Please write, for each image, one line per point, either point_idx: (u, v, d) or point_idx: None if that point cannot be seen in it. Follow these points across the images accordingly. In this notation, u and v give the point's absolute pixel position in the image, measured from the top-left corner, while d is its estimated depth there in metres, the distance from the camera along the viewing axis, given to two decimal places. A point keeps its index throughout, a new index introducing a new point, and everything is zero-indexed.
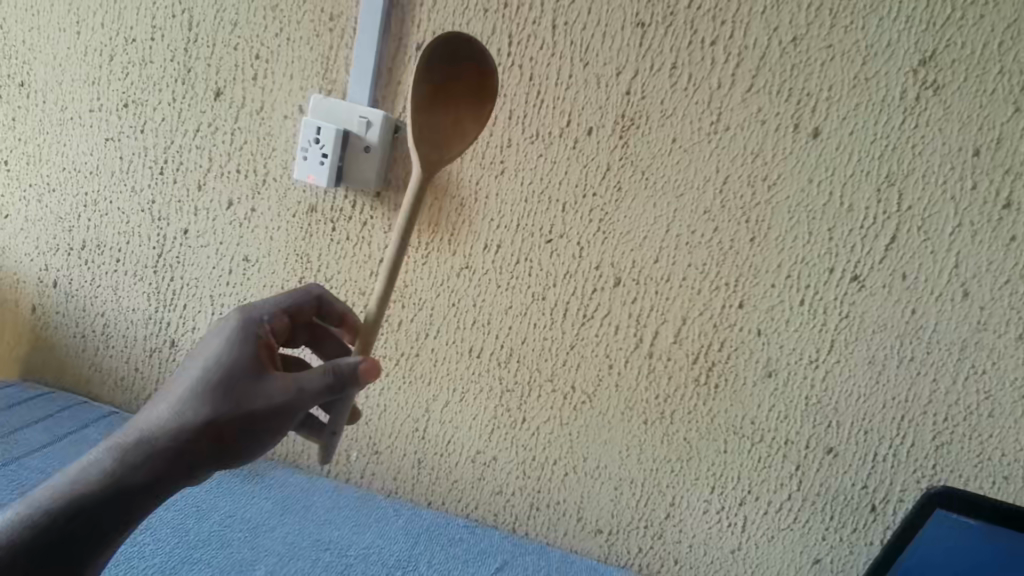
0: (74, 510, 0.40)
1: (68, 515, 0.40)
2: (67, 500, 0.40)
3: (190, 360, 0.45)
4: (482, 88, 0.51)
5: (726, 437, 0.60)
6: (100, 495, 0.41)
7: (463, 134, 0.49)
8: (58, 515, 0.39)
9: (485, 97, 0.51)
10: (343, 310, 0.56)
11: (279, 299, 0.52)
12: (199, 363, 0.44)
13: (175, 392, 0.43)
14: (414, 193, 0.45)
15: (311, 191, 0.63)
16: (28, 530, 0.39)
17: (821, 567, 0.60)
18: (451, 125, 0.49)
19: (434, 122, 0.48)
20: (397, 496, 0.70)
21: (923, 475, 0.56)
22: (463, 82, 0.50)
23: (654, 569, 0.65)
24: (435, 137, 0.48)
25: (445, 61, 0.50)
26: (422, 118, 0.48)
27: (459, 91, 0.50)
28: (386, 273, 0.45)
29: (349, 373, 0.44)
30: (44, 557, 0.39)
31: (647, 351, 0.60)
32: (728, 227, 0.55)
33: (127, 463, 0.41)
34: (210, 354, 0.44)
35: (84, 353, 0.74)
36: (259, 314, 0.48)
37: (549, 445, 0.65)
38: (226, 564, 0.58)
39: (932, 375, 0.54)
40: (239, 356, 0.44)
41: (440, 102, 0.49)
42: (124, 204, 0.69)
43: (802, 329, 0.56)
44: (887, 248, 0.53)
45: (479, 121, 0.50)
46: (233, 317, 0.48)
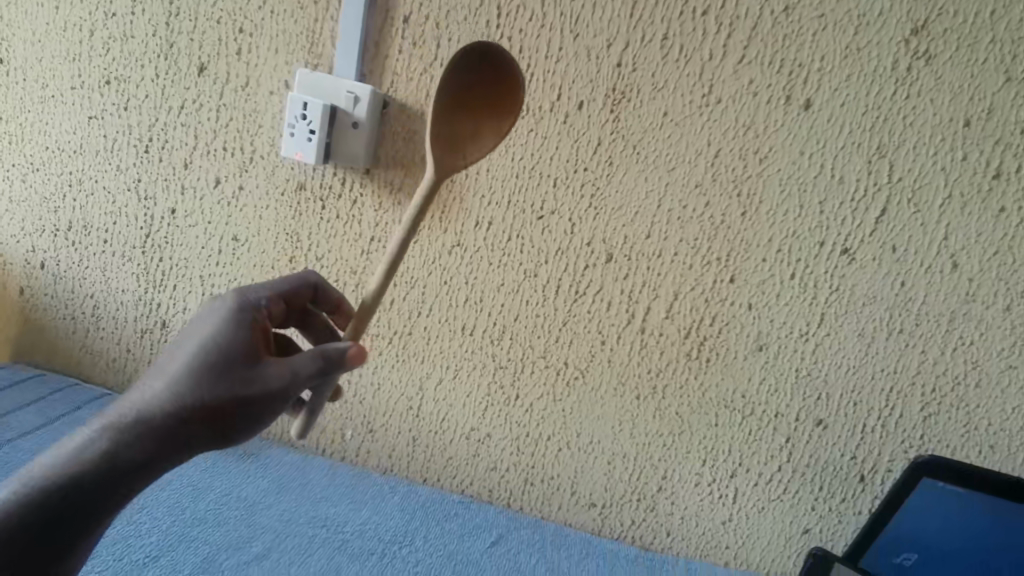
0: (68, 486, 0.40)
1: (61, 492, 0.40)
2: (62, 475, 0.40)
3: (185, 339, 0.45)
4: (508, 100, 0.49)
5: (718, 411, 0.60)
6: (93, 473, 0.40)
7: (481, 142, 0.48)
8: (53, 490, 0.40)
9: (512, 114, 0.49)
10: (337, 298, 0.56)
11: (274, 283, 0.51)
12: (195, 342, 0.44)
13: (171, 370, 0.43)
14: (422, 197, 0.45)
15: (300, 168, 0.62)
16: (23, 506, 0.39)
17: (810, 536, 0.62)
18: (470, 131, 0.48)
19: (459, 131, 0.48)
20: (393, 474, 0.71)
21: (911, 445, 0.57)
22: (488, 91, 0.49)
23: (647, 542, 0.66)
24: (455, 147, 0.47)
25: (468, 70, 0.49)
26: (443, 127, 0.47)
27: (483, 102, 0.49)
28: (387, 265, 0.45)
29: (337, 358, 0.44)
30: (41, 531, 0.39)
31: (640, 326, 0.60)
32: (720, 201, 0.55)
33: (122, 440, 0.41)
34: (208, 333, 0.44)
35: (75, 335, 0.73)
36: (256, 295, 0.48)
37: (543, 421, 0.65)
38: (223, 542, 0.58)
39: (921, 346, 0.54)
40: (236, 336, 0.44)
41: (463, 109, 0.48)
42: (110, 183, 0.68)
43: (792, 302, 0.56)
44: (877, 220, 0.53)
45: (499, 133, 0.48)
46: (230, 296, 0.47)
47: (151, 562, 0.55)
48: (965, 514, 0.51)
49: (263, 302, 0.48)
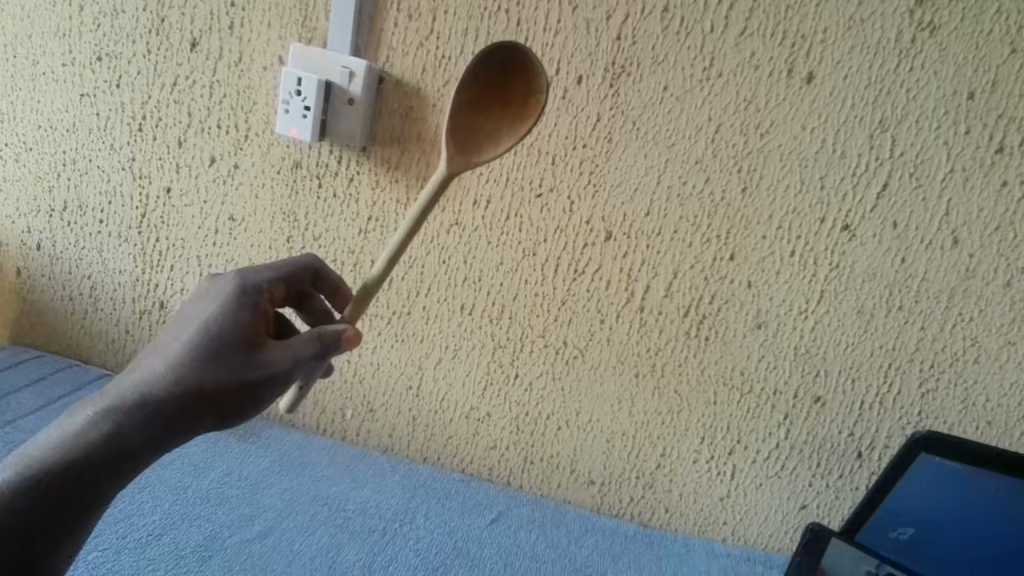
0: (70, 467, 0.39)
1: (63, 473, 0.38)
2: (64, 455, 0.39)
3: (186, 320, 0.44)
4: (531, 99, 0.47)
5: (716, 389, 0.61)
6: (96, 453, 0.39)
7: (497, 141, 0.46)
8: (54, 471, 0.38)
9: (535, 111, 0.46)
10: (338, 282, 0.55)
11: (275, 265, 0.50)
12: (196, 323, 0.43)
13: (172, 351, 0.43)
14: (429, 196, 0.44)
15: (295, 146, 0.62)
16: (23, 488, 0.37)
17: (807, 512, 0.62)
18: (486, 130, 0.46)
19: (479, 129, 0.46)
20: (393, 453, 0.72)
21: (908, 421, 0.57)
22: (509, 89, 0.47)
23: (645, 518, 0.67)
24: (472, 144, 0.46)
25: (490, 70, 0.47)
26: (461, 125, 0.46)
27: (505, 102, 0.47)
28: (389, 255, 0.45)
29: (334, 340, 0.44)
30: (43, 515, 0.37)
31: (639, 305, 0.60)
32: (720, 177, 0.55)
33: (124, 419, 0.40)
34: (209, 313, 0.44)
35: (73, 316, 0.73)
36: (257, 276, 0.47)
37: (542, 400, 0.65)
38: (226, 520, 0.59)
39: (920, 323, 0.54)
40: (238, 318, 0.44)
41: (482, 107, 0.47)
42: (104, 162, 0.67)
43: (792, 279, 0.56)
44: (879, 195, 0.52)
45: (517, 131, 0.46)
46: (231, 278, 0.47)
47: (154, 541, 0.55)
48: (963, 490, 0.51)
49: (264, 283, 0.48)
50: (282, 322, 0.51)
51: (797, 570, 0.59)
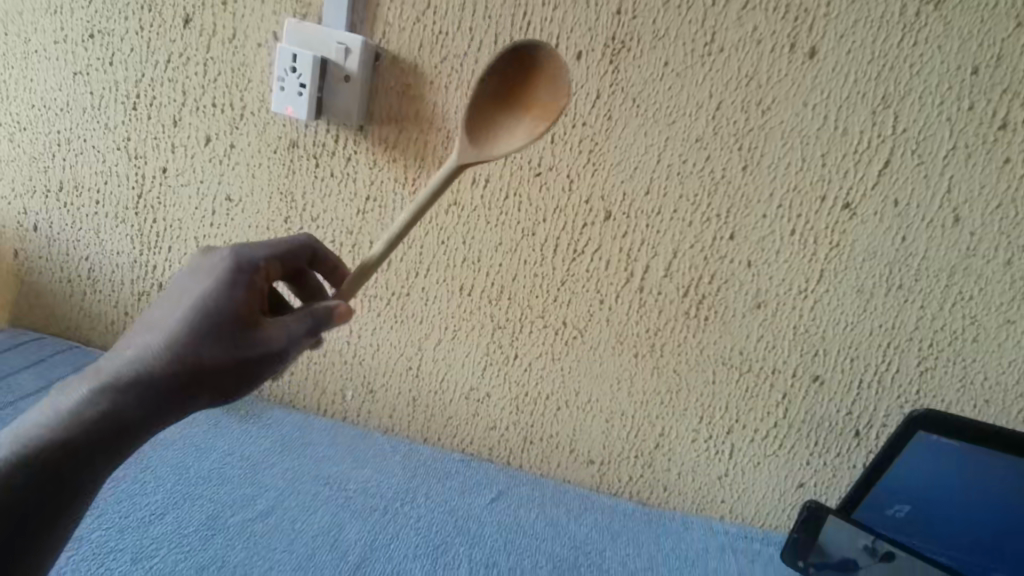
0: (63, 445, 0.36)
1: (58, 450, 0.36)
2: (54, 433, 0.36)
3: (180, 295, 0.42)
4: (545, 92, 0.46)
5: (715, 368, 0.61)
6: (90, 430, 0.37)
7: (510, 139, 0.45)
8: (47, 449, 0.36)
9: (550, 105, 0.45)
10: (333, 261, 0.54)
11: (272, 243, 0.48)
12: (193, 297, 0.41)
13: (167, 326, 0.40)
14: (434, 188, 0.44)
15: (292, 124, 0.61)
16: (15, 467, 0.35)
17: (805, 490, 0.63)
18: (501, 127, 0.45)
19: (492, 120, 0.46)
20: (394, 434, 0.72)
21: (906, 400, 0.57)
22: (532, 90, 0.46)
23: (644, 497, 0.67)
24: (485, 136, 0.45)
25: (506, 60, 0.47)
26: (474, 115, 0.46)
27: (520, 93, 0.46)
28: (390, 237, 0.44)
29: (326, 315, 0.44)
30: (39, 494, 0.35)
31: (638, 285, 0.60)
32: (721, 155, 0.54)
33: (120, 394, 0.38)
34: (206, 288, 0.42)
35: (72, 298, 0.73)
36: (253, 251, 0.46)
37: (542, 380, 0.66)
38: (228, 499, 0.59)
39: (919, 302, 0.54)
40: (236, 292, 0.42)
41: (503, 105, 0.46)
42: (99, 141, 0.67)
43: (792, 259, 0.56)
44: (880, 173, 0.52)
45: (532, 131, 0.45)
46: (226, 252, 0.45)
47: (157, 520, 0.55)
48: (961, 470, 0.51)
49: (261, 258, 0.46)
50: (275, 301, 0.50)
51: (793, 546, 0.61)
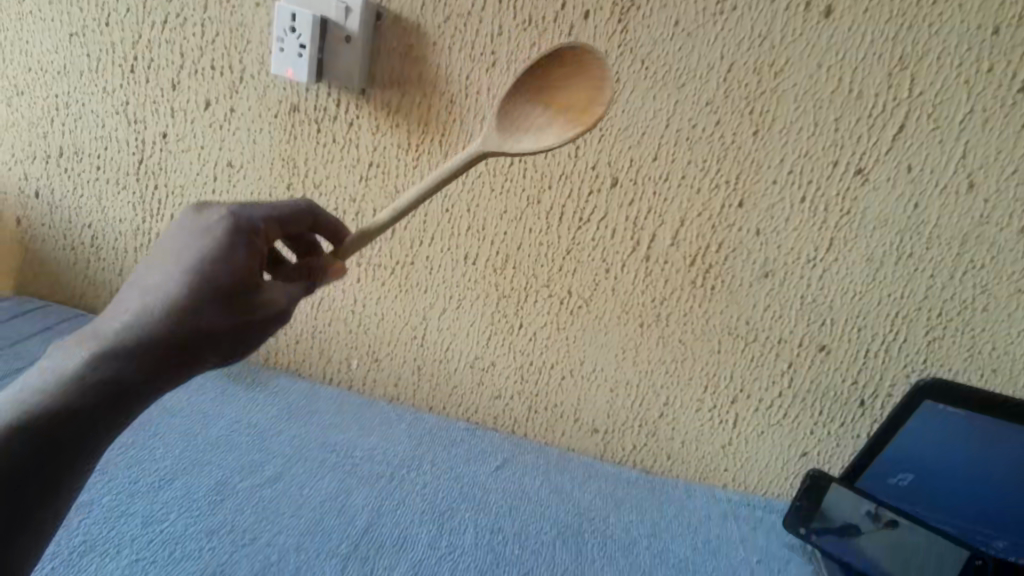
0: (60, 410, 0.34)
1: (56, 420, 0.34)
2: (50, 399, 0.34)
3: (174, 255, 0.39)
4: (581, 92, 0.43)
5: (721, 338, 0.60)
6: (88, 395, 0.35)
7: (537, 136, 0.43)
8: (41, 414, 0.33)
9: (583, 106, 0.43)
10: (333, 224, 0.50)
11: (271, 202, 0.45)
12: (188, 258, 0.39)
13: (162, 288, 0.38)
14: (451, 173, 0.43)
15: (292, 88, 0.60)
16: (9, 437, 0.32)
17: (808, 459, 0.63)
18: (532, 122, 0.44)
19: (524, 117, 0.45)
20: (399, 402, 0.73)
21: (913, 369, 0.57)
22: (572, 87, 0.44)
23: (648, 466, 0.68)
24: (513, 133, 0.44)
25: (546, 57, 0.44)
26: (507, 111, 0.45)
27: (556, 91, 0.44)
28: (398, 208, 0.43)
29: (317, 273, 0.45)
30: (32, 464, 0.33)
31: (645, 254, 0.59)
32: (731, 120, 0.53)
33: (119, 358, 0.36)
34: (202, 248, 0.39)
35: (76, 266, 0.73)
36: (251, 210, 0.43)
37: (547, 350, 0.66)
38: (236, 465, 0.59)
39: (930, 271, 0.54)
40: (234, 254, 0.40)
41: (541, 98, 0.45)
42: (98, 106, 0.66)
43: (802, 227, 0.55)
44: (895, 138, 0.51)
45: (561, 130, 0.43)
46: (220, 210, 0.42)
47: (166, 485, 0.55)
48: (967, 440, 0.51)
49: (258, 216, 0.43)
50: (271, 263, 0.48)
51: (795, 513, 0.60)
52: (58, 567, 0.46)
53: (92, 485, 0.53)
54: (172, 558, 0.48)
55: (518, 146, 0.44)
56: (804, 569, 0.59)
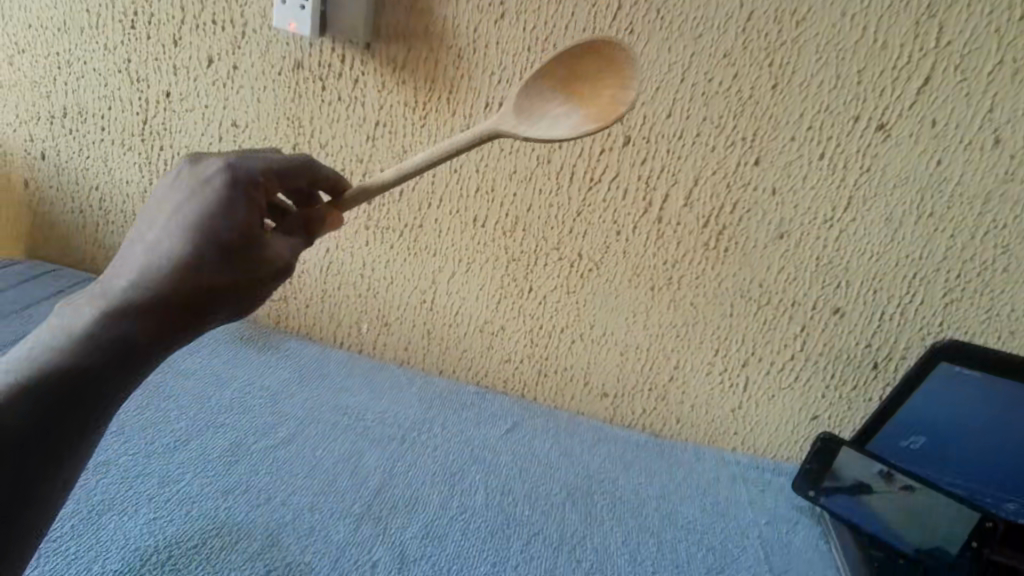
0: (67, 367, 0.34)
1: (69, 379, 0.34)
2: (58, 356, 0.34)
3: (174, 210, 0.39)
4: (607, 89, 0.42)
5: (733, 301, 0.60)
6: (96, 352, 0.35)
7: (552, 124, 0.43)
8: (50, 372, 0.33)
9: (604, 103, 0.42)
10: (334, 178, 0.49)
11: (269, 155, 0.44)
12: (189, 214, 0.38)
13: (164, 244, 0.38)
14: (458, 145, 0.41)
15: (295, 43, 0.59)
16: (25, 395, 0.32)
17: (819, 423, 0.63)
18: (551, 107, 0.43)
19: (544, 100, 0.44)
20: (409, 366, 0.73)
21: (929, 332, 0.56)
22: (601, 81, 0.43)
23: (657, 429, 0.68)
24: (530, 115, 0.44)
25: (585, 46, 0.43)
26: (531, 91, 0.44)
27: (584, 82, 0.43)
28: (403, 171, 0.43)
29: (318, 225, 0.45)
30: (47, 421, 0.33)
31: (657, 215, 0.58)
32: (750, 73, 0.51)
33: (127, 316, 0.36)
34: (201, 204, 0.38)
35: (85, 229, 0.73)
36: (250, 163, 0.42)
37: (556, 313, 0.65)
38: (250, 427, 0.60)
39: (950, 231, 0.52)
40: (234, 208, 0.39)
41: (568, 82, 0.44)
42: (100, 64, 0.65)
43: (820, 186, 0.53)
44: (919, 91, 0.49)
45: (576, 122, 0.42)
46: (218, 162, 0.41)
47: (182, 446, 0.56)
48: (983, 405, 0.51)
49: (257, 169, 0.42)
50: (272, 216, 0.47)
51: (805, 477, 0.61)
52: (78, 524, 0.46)
53: (109, 446, 0.54)
54: (189, 516, 0.49)
55: (531, 132, 0.43)
56: (812, 530, 0.59)
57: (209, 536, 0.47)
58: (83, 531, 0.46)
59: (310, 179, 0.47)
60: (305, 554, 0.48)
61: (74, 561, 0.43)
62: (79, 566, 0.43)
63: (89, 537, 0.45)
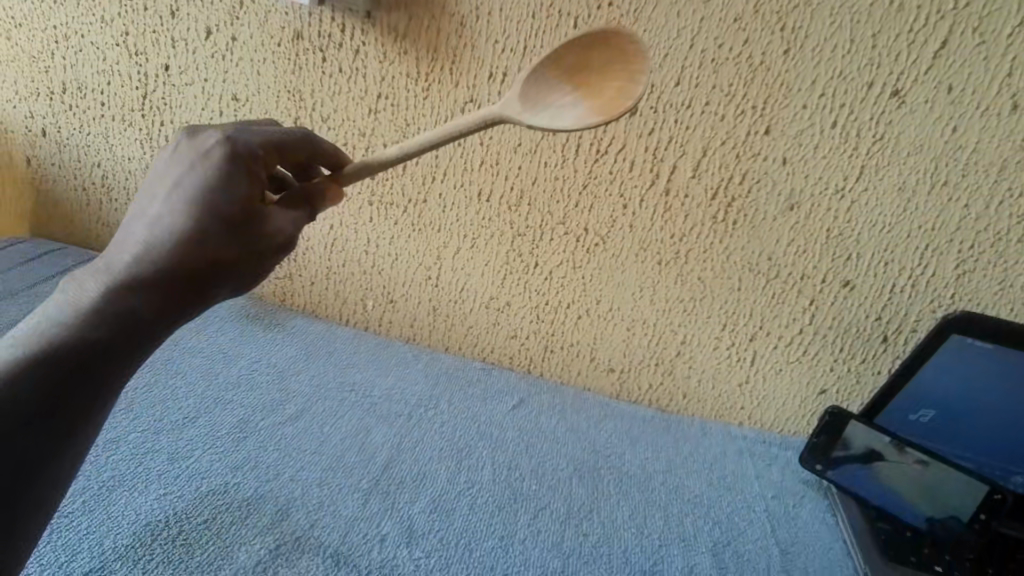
0: (74, 342, 0.34)
1: (76, 354, 0.34)
2: (64, 331, 0.34)
3: (174, 184, 0.38)
4: (614, 82, 0.41)
5: (741, 275, 0.59)
6: (102, 326, 0.34)
7: (556, 114, 0.42)
8: (57, 346, 0.33)
9: (609, 97, 0.41)
10: (334, 152, 0.48)
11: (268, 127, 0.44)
12: (189, 187, 0.38)
13: (166, 218, 0.37)
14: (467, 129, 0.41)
15: (295, 13, 0.58)
16: (33, 371, 0.32)
17: (827, 397, 0.62)
18: (557, 97, 0.43)
19: (550, 89, 0.43)
20: (415, 343, 0.73)
21: (940, 304, 0.55)
22: (610, 73, 0.42)
23: (663, 404, 0.68)
24: (534, 103, 0.43)
25: (598, 36, 0.42)
26: (538, 78, 0.43)
27: (592, 73, 0.42)
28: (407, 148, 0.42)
29: (318, 198, 0.44)
30: (55, 398, 0.32)
31: (664, 188, 0.57)
32: (761, 38, 0.50)
33: (132, 291, 0.35)
34: (202, 177, 0.38)
35: (88, 207, 0.73)
36: (249, 136, 0.41)
37: (562, 289, 0.65)
38: (257, 404, 0.60)
39: (965, 201, 0.51)
40: (235, 182, 0.39)
41: (576, 71, 0.43)
42: (97, 37, 0.64)
43: (831, 155, 0.52)
44: (936, 55, 0.48)
45: (581, 113, 0.41)
46: (217, 135, 0.40)
47: (190, 423, 0.56)
48: (995, 380, 0.50)
49: (256, 142, 0.41)
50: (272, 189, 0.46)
51: (812, 450, 0.60)
52: (89, 500, 0.46)
53: (118, 424, 0.54)
54: (199, 492, 0.49)
55: (534, 122, 0.42)
56: (818, 504, 0.59)
57: (219, 511, 0.48)
58: (94, 506, 0.46)
59: (309, 153, 0.46)
60: (315, 528, 0.48)
61: (86, 536, 0.44)
62: (91, 541, 0.43)
63: (100, 513, 0.46)
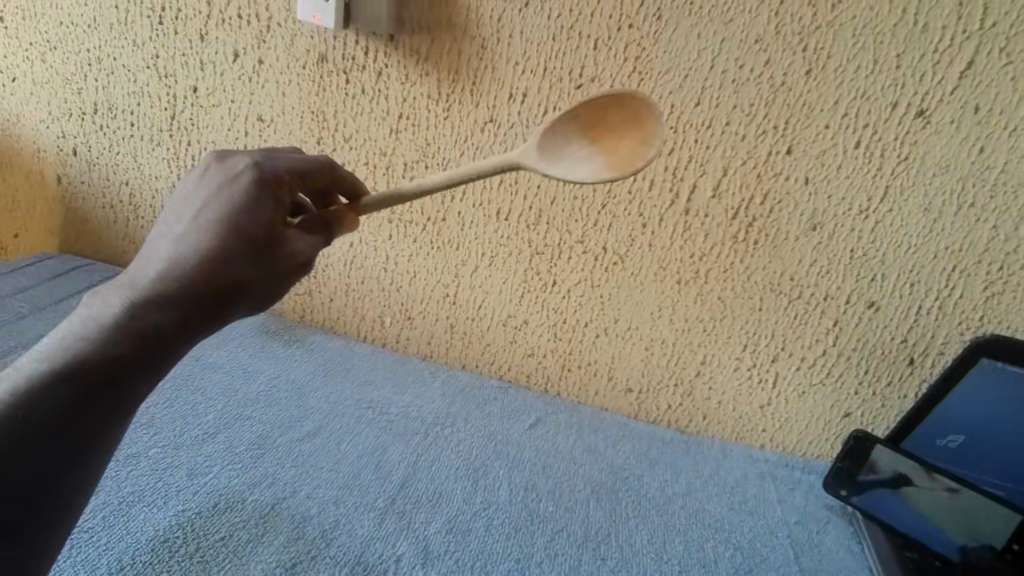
0: (98, 356, 0.34)
1: (100, 369, 0.33)
2: (90, 343, 0.34)
3: (202, 205, 0.40)
4: (629, 140, 0.43)
5: (763, 295, 0.58)
6: (128, 341, 0.34)
7: (570, 167, 0.44)
8: (81, 361, 0.33)
9: (624, 154, 0.43)
10: (352, 178, 0.50)
11: (291, 155, 0.46)
12: (217, 208, 0.39)
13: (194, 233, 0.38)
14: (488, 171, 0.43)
15: (319, 36, 0.59)
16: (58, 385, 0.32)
17: (851, 420, 0.61)
18: (572, 150, 0.45)
19: (565, 142, 0.45)
20: (433, 360, 0.73)
21: (969, 327, 0.54)
22: (625, 130, 0.43)
23: (682, 425, 0.67)
24: (551, 154, 0.44)
25: (611, 98, 0.44)
26: (553, 130, 0.45)
27: (606, 130, 0.44)
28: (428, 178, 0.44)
29: (336, 223, 0.46)
30: (79, 410, 0.32)
31: (684, 207, 0.57)
32: (782, 59, 0.50)
33: (156, 307, 0.36)
34: (230, 200, 0.39)
35: (115, 224, 0.74)
36: (275, 162, 0.43)
37: (581, 308, 0.64)
38: (276, 421, 0.60)
39: (993, 222, 0.50)
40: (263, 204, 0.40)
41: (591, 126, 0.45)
42: (128, 60, 0.66)
43: (854, 175, 0.52)
44: (962, 75, 0.47)
45: (596, 167, 0.43)
46: (246, 160, 0.42)
47: (210, 439, 0.57)
48: None
49: (282, 168, 0.43)
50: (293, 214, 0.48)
51: (836, 475, 0.59)
52: (109, 515, 0.47)
53: (139, 439, 0.55)
54: (217, 508, 0.49)
55: (550, 171, 0.44)
56: (844, 531, 0.58)
57: (236, 528, 0.48)
58: (114, 522, 0.46)
59: (330, 180, 0.48)
60: (332, 547, 0.48)
61: (105, 551, 0.44)
62: (110, 556, 0.43)
63: (119, 529, 0.46)
